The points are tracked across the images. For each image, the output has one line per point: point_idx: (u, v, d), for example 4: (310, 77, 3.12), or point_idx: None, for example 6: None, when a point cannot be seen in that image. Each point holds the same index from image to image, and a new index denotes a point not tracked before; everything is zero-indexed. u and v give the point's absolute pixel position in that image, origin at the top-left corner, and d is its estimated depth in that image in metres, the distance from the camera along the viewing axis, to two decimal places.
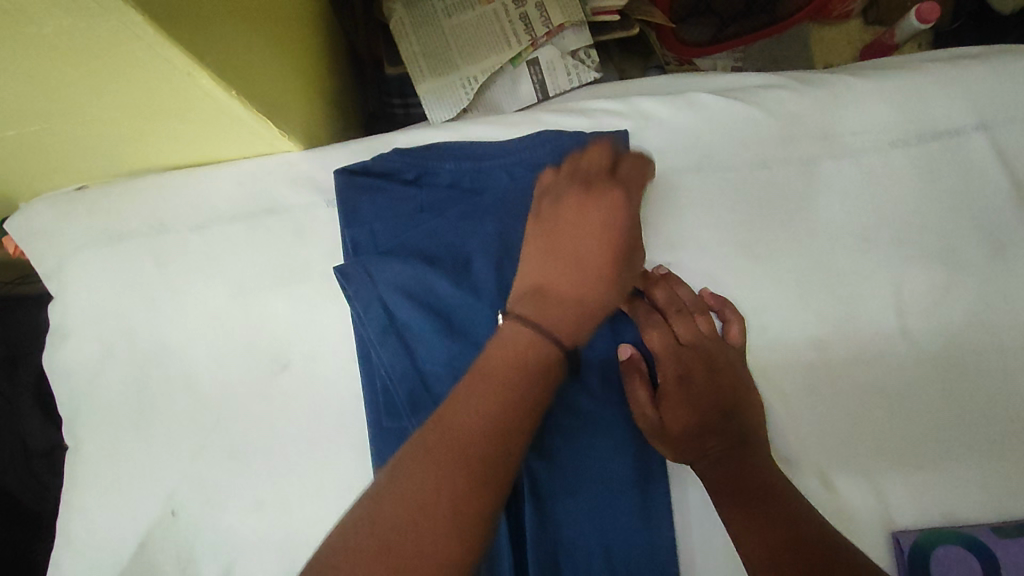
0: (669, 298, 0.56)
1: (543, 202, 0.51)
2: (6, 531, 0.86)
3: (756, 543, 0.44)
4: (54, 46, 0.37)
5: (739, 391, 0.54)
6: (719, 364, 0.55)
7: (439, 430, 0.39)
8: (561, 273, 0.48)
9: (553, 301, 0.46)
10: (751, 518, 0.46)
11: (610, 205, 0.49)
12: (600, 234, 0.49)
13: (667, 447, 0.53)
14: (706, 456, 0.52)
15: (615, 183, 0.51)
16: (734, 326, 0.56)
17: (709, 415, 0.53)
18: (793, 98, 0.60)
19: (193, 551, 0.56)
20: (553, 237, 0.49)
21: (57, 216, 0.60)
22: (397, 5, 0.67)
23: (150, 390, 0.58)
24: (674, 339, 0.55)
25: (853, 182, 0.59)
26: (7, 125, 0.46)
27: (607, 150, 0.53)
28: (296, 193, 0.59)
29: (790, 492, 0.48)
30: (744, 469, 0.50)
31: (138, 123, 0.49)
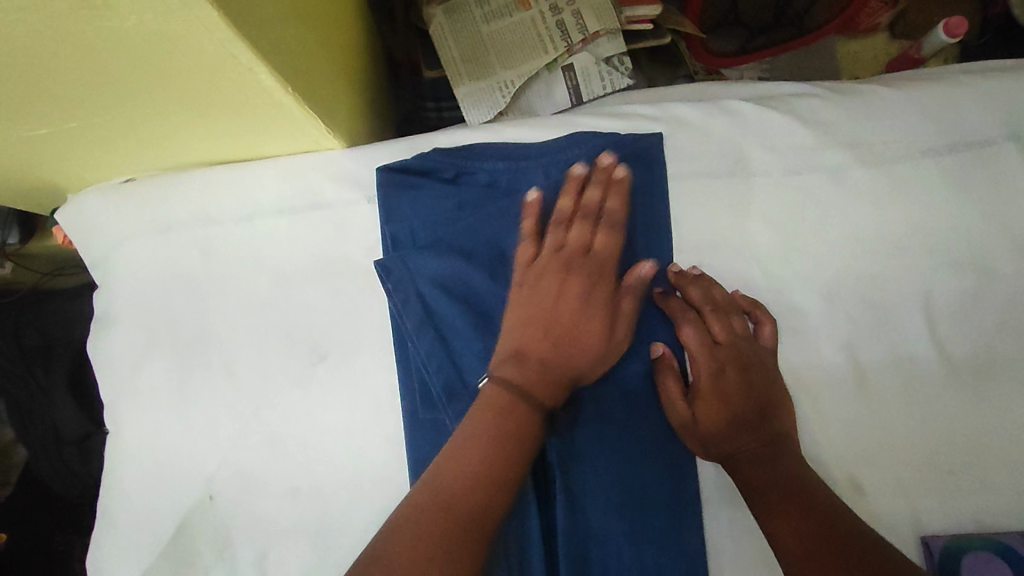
0: (704, 296, 0.57)
1: (528, 270, 0.55)
2: (56, 518, 0.94)
3: (794, 541, 0.46)
4: (132, 40, 0.39)
5: (771, 389, 0.55)
6: (753, 362, 0.55)
7: (437, 482, 0.45)
8: (545, 336, 0.52)
9: (534, 367, 0.50)
10: (788, 517, 0.47)
11: (589, 279, 0.54)
12: (584, 303, 0.53)
13: (698, 444, 0.55)
14: (739, 454, 0.53)
15: (595, 256, 0.55)
16: (767, 326, 0.57)
17: (743, 414, 0.54)
18: (824, 107, 0.61)
19: (229, 536, 0.58)
20: (541, 301, 0.53)
21: (107, 206, 0.62)
22: (436, 12, 0.70)
23: (192, 377, 0.60)
24: (709, 336, 0.56)
25: (885, 190, 0.60)
26: (72, 115, 0.49)
27: (590, 213, 0.56)
28: (338, 189, 0.61)
29: (827, 493, 0.49)
30: (779, 467, 0.51)
31: (196, 119, 0.52)
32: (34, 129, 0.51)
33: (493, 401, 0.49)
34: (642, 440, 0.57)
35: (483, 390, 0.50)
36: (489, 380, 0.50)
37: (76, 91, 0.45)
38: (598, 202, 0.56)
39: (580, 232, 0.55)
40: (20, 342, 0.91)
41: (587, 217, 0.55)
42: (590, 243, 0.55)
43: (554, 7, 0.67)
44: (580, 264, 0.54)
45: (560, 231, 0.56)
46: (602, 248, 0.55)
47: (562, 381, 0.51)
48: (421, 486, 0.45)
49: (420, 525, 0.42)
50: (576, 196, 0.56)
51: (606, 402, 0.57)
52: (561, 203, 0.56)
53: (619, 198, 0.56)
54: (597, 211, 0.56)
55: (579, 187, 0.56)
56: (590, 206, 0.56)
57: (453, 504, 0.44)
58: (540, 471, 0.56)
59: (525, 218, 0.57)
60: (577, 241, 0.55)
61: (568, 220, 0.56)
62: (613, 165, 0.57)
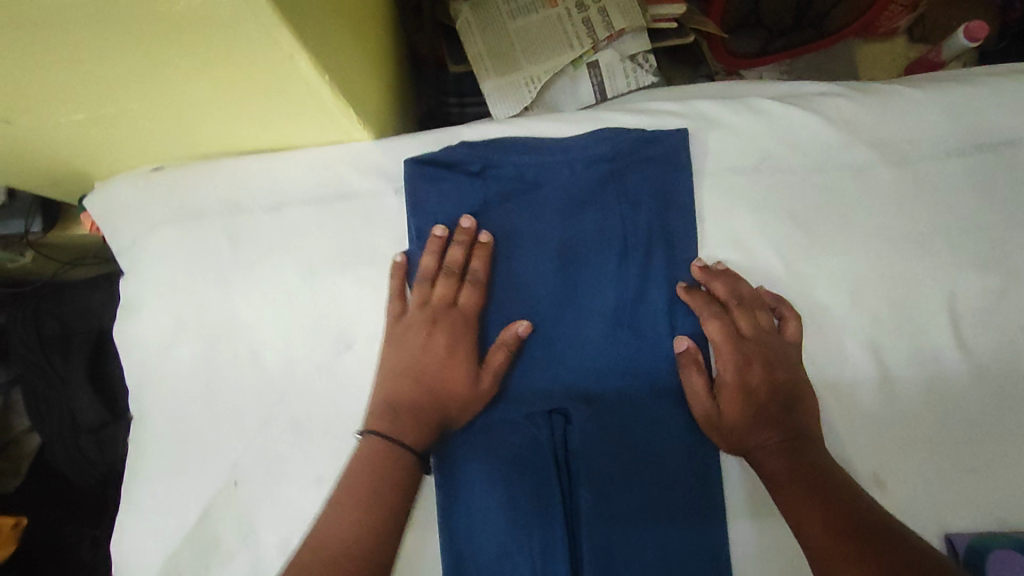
0: (730, 290, 0.57)
1: (396, 325, 0.59)
2: (82, 505, 0.96)
3: (823, 535, 0.47)
4: (180, 25, 0.40)
5: (796, 384, 0.55)
6: (777, 359, 0.56)
7: (324, 539, 0.52)
8: (411, 389, 0.57)
9: (402, 420, 0.56)
10: (815, 512, 0.48)
11: (450, 334, 0.59)
12: (448, 355, 0.58)
13: (722, 438, 0.55)
14: (763, 448, 0.54)
15: (455, 312, 0.59)
16: (792, 322, 0.57)
17: (768, 408, 0.54)
18: (849, 106, 0.61)
19: (253, 522, 0.58)
20: (408, 357, 0.58)
21: (136, 194, 0.63)
22: (463, 7, 0.70)
23: (217, 364, 0.60)
24: (735, 330, 0.57)
25: (909, 189, 0.60)
26: (112, 100, 0.49)
27: (453, 272, 0.59)
28: (366, 179, 0.62)
29: (854, 487, 0.49)
30: (805, 462, 0.51)
31: (231, 107, 0.53)
32: (72, 115, 0.52)
33: (366, 455, 0.55)
34: (666, 434, 0.57)
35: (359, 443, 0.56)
36: (361, 433, 0.56)
37: (119, 75, 0.46)
38: (461, 259, 0.59)
39: (444, 288, 0.59)
40: (39, 330, 0.89)
41: (450, 276, 0.59)
42: (455, 297, 0.60)
43: (580, 4, 0.68)
44: (445, 318, 0.59)
45: (426, 286, 0.60)
46: (464, 302, 0.59)
47: (428, 430, 0.56)
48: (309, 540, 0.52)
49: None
50: (440, 253, 0.59)
51: (627, 395, 0.58)
52: (425, 260, 0.59)
53: (480, 254, 0.59)
54: (461, 269, 0.59)
55: (441, 245, 0.59)
56: (454, 265, 0.59)
57: (343, 558, 0.51)
58: (563, 462, 0.58)
59: (398, 266, 0.60)
60: (442, 296, 0.59)
61: (431, 276, 0.59)
62: (473, 225, 0.59)
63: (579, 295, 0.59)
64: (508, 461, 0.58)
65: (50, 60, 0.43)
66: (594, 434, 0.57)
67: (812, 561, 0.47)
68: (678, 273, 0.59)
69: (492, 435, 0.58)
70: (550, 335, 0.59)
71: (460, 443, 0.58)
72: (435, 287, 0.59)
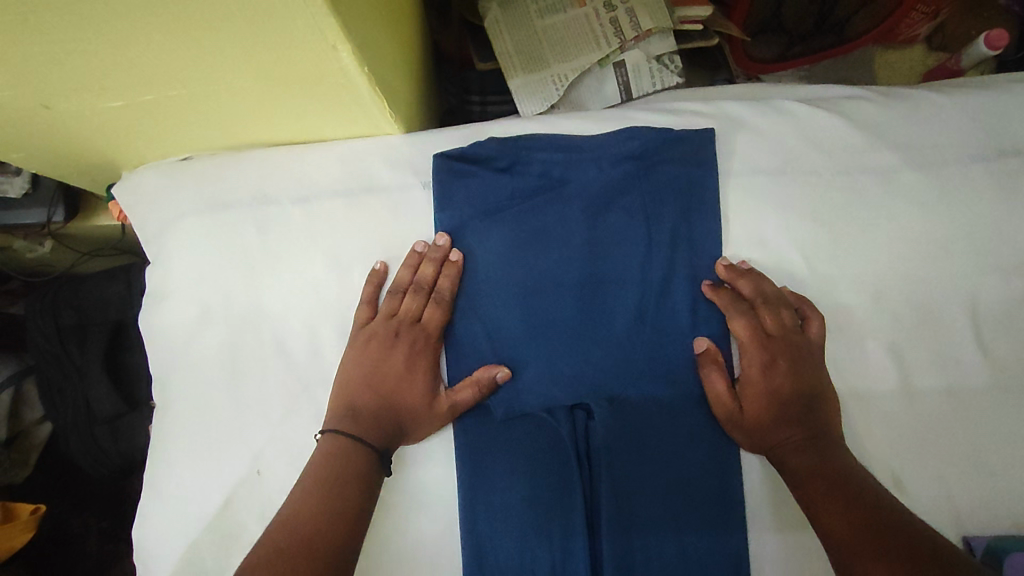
0: (755, 290, 0.58)
1: (359, 333, 0.60)
2: (102, 489, 0.99)
3: (845, 529, 0.47)
4: (229, 14, 0.41)
5: (817, 383, 0.56)
6: (802, 360, 0.56)
7: (301, 515, 0.49)
8: (371, 399, 0.57)
9: (362, 423, 0.56)
10: (836, 507, 0.48)
11: (411, 348, 0.59)
12: (407, 369, 0.59)
13: (744, 436, 0.56)
14: (785, 445, 0.54)
15: (419, 329, 0.60)
16: (816, 322, 0.58)
17: (790, 405, 0.55)
18: (875, 110, 0.62)
19: (275, 510, 0.58)
20: (369, 366, 0.58)
21: (166, 183, 0.63)
22: (492, 5, 0.71)
23: (241, 353, 0.61)
24: (760, 329, 0.57)
25: (933, 193, 0.60)
26: (151, 87, 0.50)
27: (421, 289, 0.60)
28: (394, 173, 0.62)
29: (875, 485, 0.50)
30: (827, 459, 0.52)
31: (266, 97, 0.53)
32: (110, 102, 0.52)
33: (327, 452, 0.54)
34: (689, 434, 0.57)
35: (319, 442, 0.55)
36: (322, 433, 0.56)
37: (162, 62, 0.46)
38: (431, 276, 0.60)
39: (411, 302, 0.60)
40: (56, 320, 0.88)
41: (419, 291, 0.60)
42: (420, 313, 0.60)
43: (608, 4, 0.69)
44: (407, 334, 0.59)
45: (395, 299, 0.60)
46: (428, 319, 0.60)
47: (382, 443, 0.55)
48: (282, 518, 0.50)
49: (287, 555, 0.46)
50: (413, 268, 0.60)
51: (651, 393, 0.58)
52: (399, 273, 0.60)
53: (450, 273, 0.60)
54: (430, 285, 0.60)
55: (416, 260, 0.60)
56: (423, 281, 0.60)
57: (317, 535, 0.48)
58: (585, 460, 0.58)
59: (368, 281, 0.60)
60: (408, 311, 0.60)
61: (402, 290, 0.60)
62: (446, 242, 0.60)
63: (604, 294, 0.59)
64: (530, 455, 0.58)
65: (96, 46, 0.44)
66: (616, 432, 0.57)
67: (832, 556, 0.47)
68: (702, 271, 0.60)
69: (513, 430, 0.58)
70: (580, 330, 0.59)
71: (482, 438, 0.58)
72: (402, 303, 0.60)
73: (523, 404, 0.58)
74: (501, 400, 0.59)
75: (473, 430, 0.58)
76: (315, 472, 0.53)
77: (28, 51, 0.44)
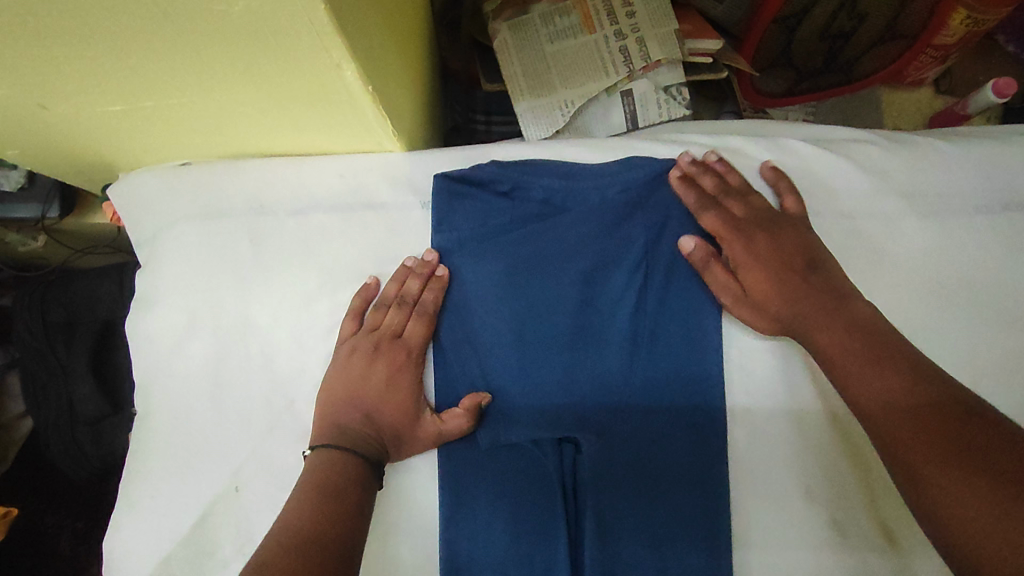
0: (716, 184, 0.60)
1: (343, 347, 0.59)
2: (84, 489, 0.97)
3: (880, 407, 0.47)
4: (232, 25, 0.40)
5: (813, 250, 0.57)
6: (780, 227, 0.58)
7: (294, 521, 0.47)
8: (356, 416, 0.56)
9: (349, 438, 0.54)
10: (898, 399, 0.46)
11: (394, 363, 0.58)
12: (389, 385, 0.57)
13: (756, 313, 0.56)
14: (808, 323, 0.53)
15: (403, 343, 0.58)
16: (790, 197, 0.59)
17: (796, 280, 0.55)
18: (881, 154, 0.62)
19: (251, 529, 0.56)
20: (351, 382, 0.57)
21: (160, 188, 0.63)
22: (502, 27, 0.71)
23: (228, 364, 0.59)
24: (731, 216, 0.59)
25: (936, 240, 0.60)
26: (152, 92, 0.50)
27: (406, 304, 0.59)
28: (394, 190, 0.61)
29: (910, 348, 0.49)
30: (854, 323, 0.52)
31: (268, 107, 0.53)
32: (109, 106, 0.52)
33: (314, 466, 0.52)
34: (681, 473, 0.55)
35: (307, 457, 0.54)
36: (310, 449, 0.54)
37: (164, 69, 0.46)
38: (417, 290, 0.59)
39: (394, 317, 0.59)
40: (44, 318, 0.87)
41: (402, 305, 0.59)
42: (403, 328, 0.59)
43: (618, 33, 0.69)
44: (389, 348, 0.58)
45: (380, 312, 0.59)
46: (411, 333, 0.58)
47: (371, 454, 0.54)
48: (278, 522, 0.48)
49: (285, 547, 0.44)
50: (400, 282, 0.59)
51: (643, 428, 0.56)
52: (387, 287, 0.59)
53: (435, 288, 0.59)
54: (414, 299, 0.59)
55: (403, 274, 0.59)
56: (408, 295, 0.59)
57: (318, 533, 0.46)
58: (569, 497, 0.56)
59: (357, 297, 0.60)
60: (391, 325, 0.58)
61: (388, 304, 0.59)
62: (433, 258, 0.59)
63: (599, 321, 0.58)
64: (514, 484, 0.56)
65: (97, 52, 0.43)
66: (601, 468, 0.55)
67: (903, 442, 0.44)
68: (701, 302, 0.58)
69: (498, 460, 0.57)
70: (572, 359, 0.57)
71: (465, 468, 0.56)
72: (385, 315, 0.59)
73: (510, 436, 0.56)
74: (487, 428, 0.57)
75: (457, 459, 0.57)
76: (307, 480, 0.51)
77: (28, 53, 0.43)
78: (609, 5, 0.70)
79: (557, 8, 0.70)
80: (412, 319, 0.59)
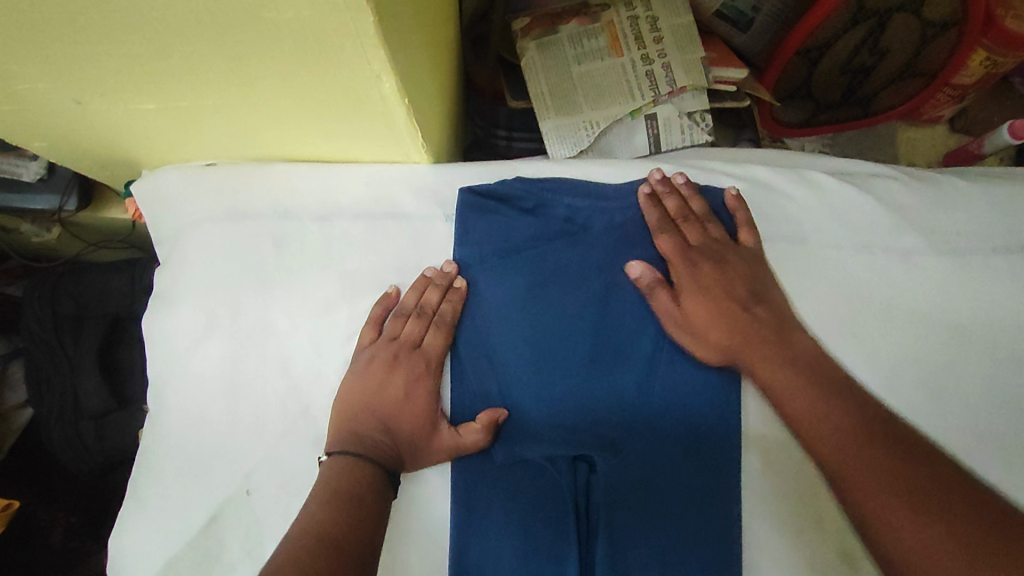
0: (678, 206, 0.61)
1: (362, 354, 0.59)
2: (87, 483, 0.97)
3: (842, 458, 0.48)
4: (279, 33, 0.40)
5: (760, 282, 0.58)
6: (731, 261, 0.59)
7: (314, 525, 0.47)
8: (373, 424, 0.56)
9: (367, 445, 0.54)
10: (821, 416, 0.50)
11: (412, 373, 0.58)
12: (407, 395, 0.57)
13: (699, 341, 0.57)
14: (760, 359, 0.54)
15: (421, 353, 0.59)
16: (745, 229, 0.60)
17: (737, 315, 0.57)
18: (901, 189, 0.63)
19: (260, 533, 0.56)
20: (368, 389, 0.57)
21: (185, 186, 0.63)
22: (530, 45, 0.71)
23: (244, 365, 0.60)
24: (685, 242, 0.60)
25: (953, 277, 0.60)
26: (189, 93, 0.50)
27: (426, 314, 0.59)
28: (418, 201, 0.62)
29: (848, 379, 0.53)
30: (794, 359, 0.54)
31: (302, 114, 0.53)
32: (143, 104, 0.52)
33: (332, 471, 0.52)
34: (694, 499, 0.55)
35: (323, 462, 0.54)
36: (326, 455, 0.54)
37: (205, 72, 0.46)
38: (436, 301, 0.59)
39: (414, 327, 0.59)
40: (54, 309, 0.87)
41: (421, 316, 0.59)
42: (421, 338, 0.59)
43: (645, 58, 0.70)
44: (408, 358, 0.58)
45: (399, 322, 0.59)
46: (430, 343, 0.59)
47: (388, 463, 0.54)
48: (298, 525, 0.48)
49: (307, 551, 0.45)
50: (419, 292, 0.59)
51: (657, 449, 0.56)
52: (406, 297, 0.59)
53: (453, 299, 0.59)
54: (433, 310, 0.59)
55: (423, 284, 0.59)
56: (427, 306, 0.59)
57: (337, 538, 0.47)
58: (582, 515, 0.56)
59: (377, 306, 0.60)
60: (410, 334, 0.59)
61: (406, 314, 0.59)
62: (451, 269, 0.60)
63: (618, 343, 0.58)
64: (527, 499, 0.56)
65: (142, 51, 0.44)
66: (614, 486, 0.56)
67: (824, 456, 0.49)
68: None
69: (513, 475, 0.57)
70: (586, 379, 0.57)
71: (477, 482, 0.56)
72: (404, 324, 0.59)
73: (525, 451, 0.57)
74: (503, 444, 0.57)
75: (471, 472, 0.56)
76: (325, 486, 0.51)
77: (71, 48, 0.44)
78: (637, 29, 0.71)
79: (585, 30, 0.72)
80: (431, 330, 0.59)
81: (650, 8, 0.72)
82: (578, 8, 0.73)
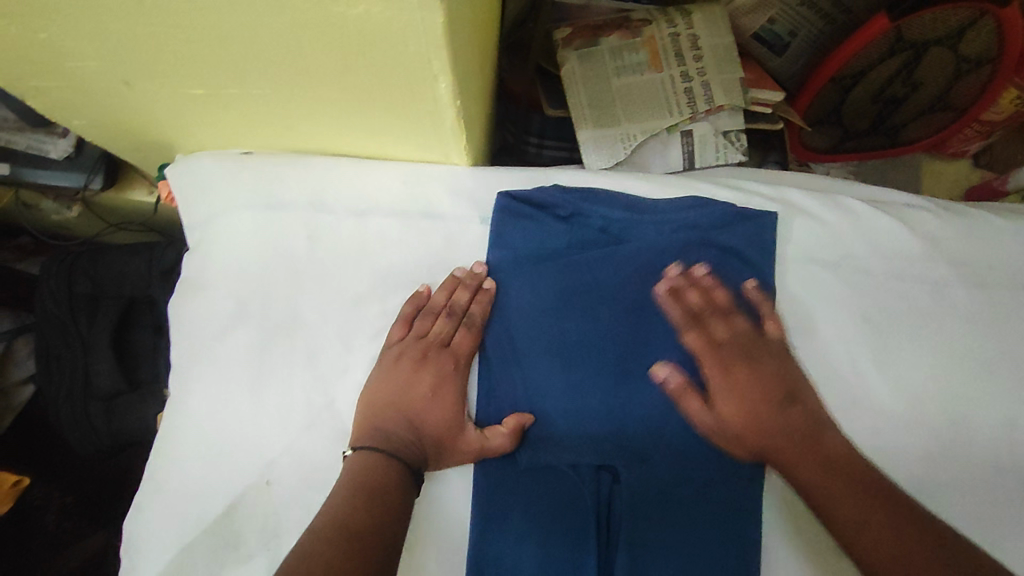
0: (704, 299, 0.58)
1: (389, 351, 0.59)
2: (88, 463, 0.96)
3: (879, 549, 0.47)
4: (344, 27, 0.41)
5: (792, 380, 0.56)
6: (758, 358, 0.56)
7: (338, 519, 0.47)
8: (397, 421, 0.56)
9: (391, 441, 0.54)
10: (869, 531, 0.48)
11: (439, 372, 0.58)
12: (433, 393, 0.57)
13: (732, 443, 0.55)
14: (795, 465, 0.53)
15: (449, 352, 0.59)
16: (773, 320, 0.58)
17: (773, 415, 0.55)
18: (936, 222, 0.63)
19: (278, 525, 0.56)
20: (395, 387, 0.57)
21: (222, 172, 0.63)
22: (571, 56, 0.72)
23: (272, 356, 0.59)
24: (710, 339, 0.57)
25: (982, 309, 0.61)
26: (240, 82, 0.50)
27: (455, 314, 0.59)
28: (455, 203, 0.62)
29: (869, 471, 0.51)
30: (824, 458, 0.52)
31: (349, 109, 0.53)
32: (191, 90, 0.53)
33: (356, 466, 0.52)
34: (715, 517, 0.55)
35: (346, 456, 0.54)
36: (349, 449, 0.54)
37: (261, 61, 0.47)
38: (465, 301, 0.59)
39: (442, 326, 0.59)
40: (70, 288, 0.86)
41: (451, 315, 0.59)
42: (450, 338, 0.59)
43: (685, 75, 0.71)
44: (437, 357, 0.58)
45: (428, 320, 0.59)
46: (458, 343, 0.59)
47: (412, 461, 0.54)
48: (321, 518, 0.48)
49: (329, 545, 0.45)
50: (449, 292, 0.59)
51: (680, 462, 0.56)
52: (436, 296, 0.59)
53: (483, 300, 0.59)
54: (462, 311, 0.59)
55: (454, 284, 0.60)
56: (457, 306, 0.59)
57: (363, 535, 0.46)
58: (603, 526, 0.56)
59: (406, 304, 0.60)
60: (439, 334, 0.59)
61: (435, 312, 0.59)
62: (483, 270, 0.60)
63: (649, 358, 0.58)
64: (549, 507, 0.56)
65: (202, 35, 0.44)
66: (636, 499, 0.56)
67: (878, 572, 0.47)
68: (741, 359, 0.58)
69: (534, 481, 0.57)
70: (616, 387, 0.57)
71: (500, 486, 0.56)
72: (433, 323, 0.59)
73: (548, 458, 0.57)
74: (527, 449, 0.57)
75: (493, 476, 0.56)
76: (350, 480, 0.51)
77: (132, 28, 0.44)
78: (677, 47, 0.72)
79: (626, 44, 0.72)
80: (460, 329, 0.59)
81: (691, 27, 0.73)
82: (620, 22, 0.74)
